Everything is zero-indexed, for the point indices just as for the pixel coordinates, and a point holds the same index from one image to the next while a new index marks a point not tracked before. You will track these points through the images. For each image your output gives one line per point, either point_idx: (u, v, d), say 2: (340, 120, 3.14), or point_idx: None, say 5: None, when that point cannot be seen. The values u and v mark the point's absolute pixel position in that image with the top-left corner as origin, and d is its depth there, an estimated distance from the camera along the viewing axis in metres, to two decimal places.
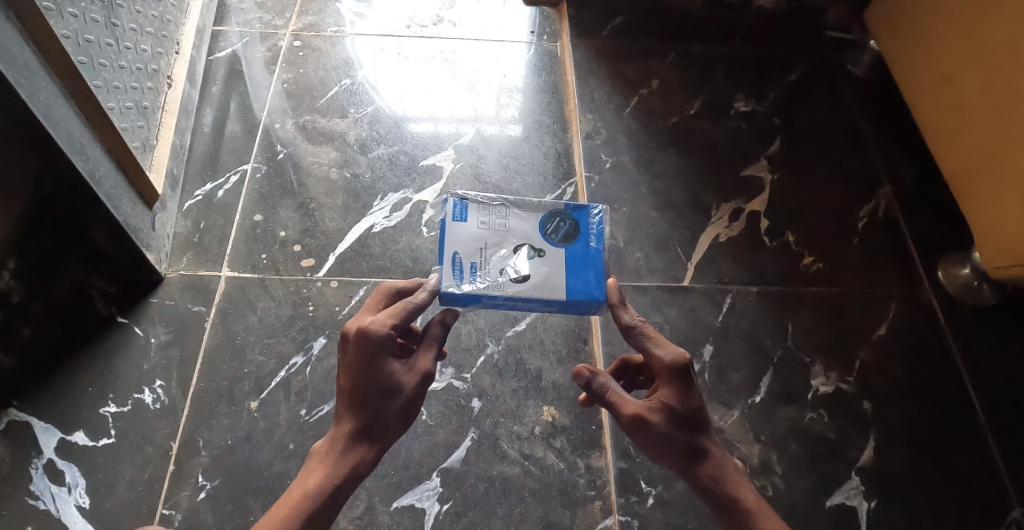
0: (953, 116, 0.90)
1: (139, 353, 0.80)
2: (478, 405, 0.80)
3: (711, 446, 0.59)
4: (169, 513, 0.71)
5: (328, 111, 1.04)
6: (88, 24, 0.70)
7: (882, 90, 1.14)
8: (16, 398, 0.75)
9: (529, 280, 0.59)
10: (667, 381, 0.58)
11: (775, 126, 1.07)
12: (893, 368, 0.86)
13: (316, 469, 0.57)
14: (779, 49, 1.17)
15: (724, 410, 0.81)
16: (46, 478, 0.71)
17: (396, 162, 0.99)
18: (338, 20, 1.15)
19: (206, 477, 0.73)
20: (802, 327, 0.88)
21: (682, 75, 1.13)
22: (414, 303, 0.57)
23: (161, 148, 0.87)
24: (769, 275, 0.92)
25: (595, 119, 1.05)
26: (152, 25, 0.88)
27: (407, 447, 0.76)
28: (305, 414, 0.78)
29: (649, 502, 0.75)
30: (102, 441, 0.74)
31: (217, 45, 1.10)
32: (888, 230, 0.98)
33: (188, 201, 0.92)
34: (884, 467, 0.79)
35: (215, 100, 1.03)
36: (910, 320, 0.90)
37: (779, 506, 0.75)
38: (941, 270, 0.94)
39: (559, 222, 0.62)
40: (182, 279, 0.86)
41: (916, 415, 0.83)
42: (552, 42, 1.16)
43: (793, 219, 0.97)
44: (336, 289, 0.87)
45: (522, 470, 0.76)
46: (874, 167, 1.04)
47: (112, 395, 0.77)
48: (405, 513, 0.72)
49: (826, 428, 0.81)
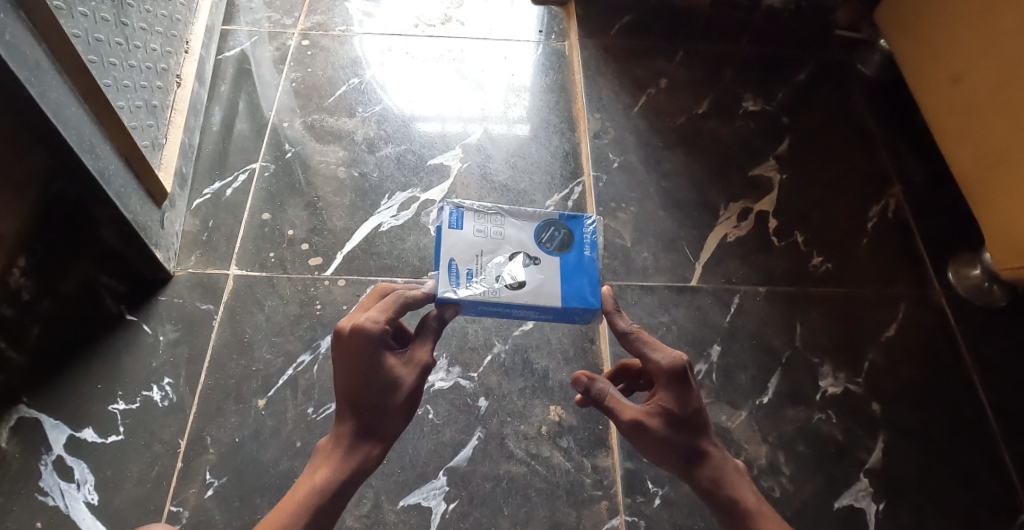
0: (964, 115, 0.89)
1: (147, 350, 0.80)
2: (484, 404, 0.80)
3: (710, 448, 0.59)
4: (177, 509, 0.71)
5: (336, 110, 1.04)
6: (99, 23, 0.70)
7: (892, 90, 1.13)
8: (25, 395, 0.75)
9: (525, 286, 0.59)
10: (665, 385, 0.58)
11: (783, 126, 1.07)
12: (902, 370, 0.85)
13: (322, 465, 0.57)
14: (788, 48, 1.17)
15: (731, 410, 0.81)
16: (55, 474, 0.72)
17: (404, 161, 0.99)
18: (346, 19, 1.16)
19: (213, 475, 0.74)
20: (811, 328, 0.87)
21: (690, 75, 1.12)
22: (403, 297, 0.57)
23: (170, 146, 0.88)
24: (777, 276, 0.91)
25: (602, 119, 1.05)
26: (161, 24, 0.88)
27: (413, 446, 0.76)
28: (312, 413, 0.78)
29: (656, 503, 0.74)
30: (111, 438, 0.74)
31: (226, 45, 1.10)
32: (897, 231, 0.97)
33: (196, 200, 0.93)
34: (893, 469, 0.78)
35: (223, 99, 1.03)
36: (919, 321, 0.89)
37: (787, 507, 0.75)
38: (952, 271, 0.93)
39: (553, 231, 0.63)
40: (191, 278, 0.86)
41: (925, 417, 0.82)
42: (559, 42, 1.16)
43: (801, 220, 0.97)
44: (344, 287, 0.87)
45: (528, 470, 0.76)
46: (884, 168, 1.03)
47: (121, 393, 0.77)
48: (411, 512, 0.72)
49: (834, 429, 0.80)
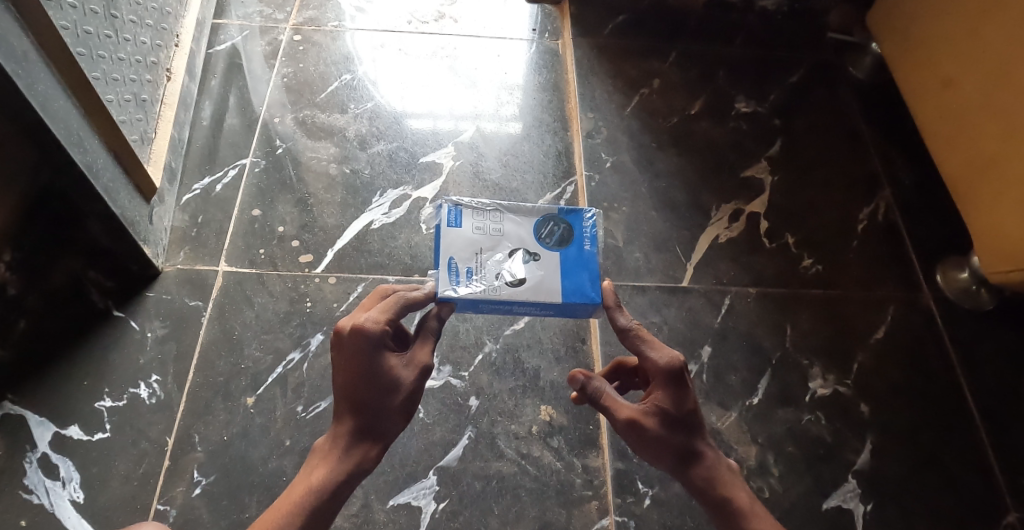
0: (955, 120, 0.89)
1: (135, 346, 0.79)
2: (476, 403, 0.79)
3: (704, 447, 0.59)
4: (164, 508, 0.71)
5: (328, 106, 1.03)
6: (87, 15, 0.69)
7: (883, 93, 1.14)
8: (10, 391, 0.74)
9: (525, 283, 0.59)
10: (662, 385, 0.57)
11: (775, 128, 1.07)
12: (891, 370, 0.86)
13: (319, 465, 0.57)
14: (781, 50, 1.17)
15: (722, 411, 0.81)
16: (39, 472, 0.71)
17: (396, 158, 0.99)
18: (339, 14, 1.15)
19: (201, 473, 0.73)
20: (801, 329, 0.88)
21: (684, 76, 1.12)
22: (404, 299, 0.57)
23: (160, 141, 0.87)
24: (768, 277, 0.92)
25: (596, 119, 1.05)
26: (151, 17, 0.87)
27: (404, 445, 0.76)
28: (302, 410, 0.78)
29: (645, 503, 0.75)
30: (97, 435, 0.74)
31: (217, 38, 1.09)
32: (887, 233, 0.98)
33: (186, 195, 0.92)
34: (880, 470, 0.79)
35: (214, 94, 1.02)
36: (908, 322, 0.90)
37: (776, 508, 0.75)
38: (940, 274, 0.94)
39: (553, 226, 0.63)
40: (180, 273, 0.85)
41: (914, 419, 0.83)
42: (553, 41, 1.16)
43: (792, 221, 0.97)
44: (334, 285, 0.86)
45: (519, 469, 0.76)
46: (874, 170, 1.04)
47: (108, 390, 0.76)
48: (401, 512, 0.72)
49: (823, 430, 0.81)
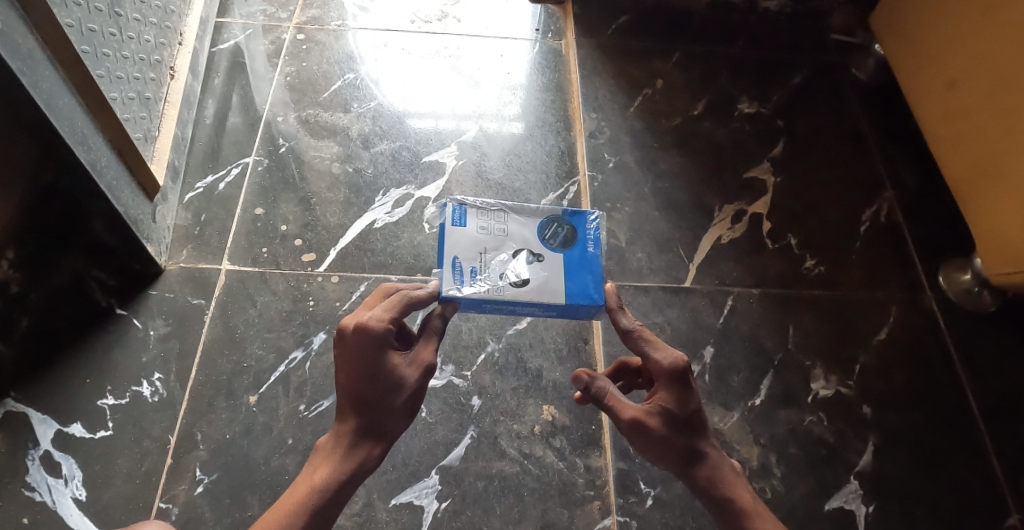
0: (958, 121, 0.89)
1: (137, 344, 0.79)
2: (478, 403, 0.79)
3: (707, 448, 0.59)
4: (166, 506, 0.71)
5: (331, 105, 1.03)
6: (92, 13, 0.69)
7: (886, 94, 1.14)
8: (13, 388, 0.74)
9: (529, 284, 0.59)
10: (665, 385, 0.58)
11: (778, 129, 1.07)
12: (893, 372, 0.86)
13: (322, 465, 0.57)
14: (784, 51, 1.17)
15: (724, 412, 0.81)
16: (42, 469, 0.71)
17: (398, 157, 0.99)
18: (342, 13, 1.15)
19: (203, 471, 0.73)
20: (803, 330, 0.88)
21: (686, 76, 1.12)
22: (407, 297, 0.57)
23: (163, 139, 0.87)
24: (770, 278, 0.92)
25: (598, 119, 1.05)
26: (155, 15, 0.87)
27: (406, 444, 0.76)
28: (304, 409, 0.78)
29: (648, 503, 0.75)
30: (100, 433, 0.74)
31: (220, 37, 1.09)
32: (890, 234, 0.98)
33: (189, 193, 0.92)
34: (882, 471, 0.79)
35: (217, 92, 1.02)
36: (910, 324, 0.90)
37: (779, 508, 0.75)
38: (942, 276, 0.94)
39: (557, 227, 0.63)
40: (183, 272, 0.85)
41: (916, 420, 0.83)
42: (556, 41, 1.16)
43: (795, 223, 0.97)
44: (337, 284, 0.86)
45: (521, 469, 0.76)
46: (877, 172, 1.04)
47: (110, 387, 0.76)
48: (403, 511, 0.72)
49: (825, 431, 0.81)
